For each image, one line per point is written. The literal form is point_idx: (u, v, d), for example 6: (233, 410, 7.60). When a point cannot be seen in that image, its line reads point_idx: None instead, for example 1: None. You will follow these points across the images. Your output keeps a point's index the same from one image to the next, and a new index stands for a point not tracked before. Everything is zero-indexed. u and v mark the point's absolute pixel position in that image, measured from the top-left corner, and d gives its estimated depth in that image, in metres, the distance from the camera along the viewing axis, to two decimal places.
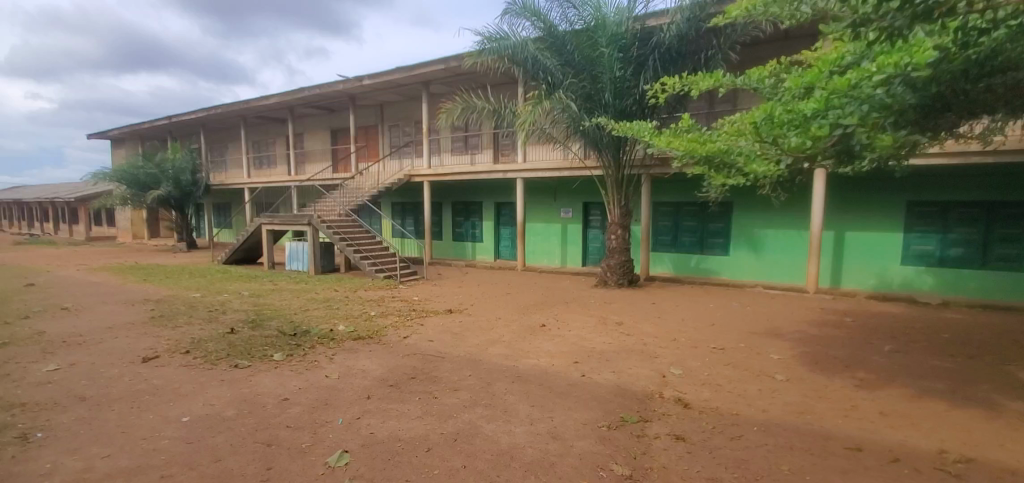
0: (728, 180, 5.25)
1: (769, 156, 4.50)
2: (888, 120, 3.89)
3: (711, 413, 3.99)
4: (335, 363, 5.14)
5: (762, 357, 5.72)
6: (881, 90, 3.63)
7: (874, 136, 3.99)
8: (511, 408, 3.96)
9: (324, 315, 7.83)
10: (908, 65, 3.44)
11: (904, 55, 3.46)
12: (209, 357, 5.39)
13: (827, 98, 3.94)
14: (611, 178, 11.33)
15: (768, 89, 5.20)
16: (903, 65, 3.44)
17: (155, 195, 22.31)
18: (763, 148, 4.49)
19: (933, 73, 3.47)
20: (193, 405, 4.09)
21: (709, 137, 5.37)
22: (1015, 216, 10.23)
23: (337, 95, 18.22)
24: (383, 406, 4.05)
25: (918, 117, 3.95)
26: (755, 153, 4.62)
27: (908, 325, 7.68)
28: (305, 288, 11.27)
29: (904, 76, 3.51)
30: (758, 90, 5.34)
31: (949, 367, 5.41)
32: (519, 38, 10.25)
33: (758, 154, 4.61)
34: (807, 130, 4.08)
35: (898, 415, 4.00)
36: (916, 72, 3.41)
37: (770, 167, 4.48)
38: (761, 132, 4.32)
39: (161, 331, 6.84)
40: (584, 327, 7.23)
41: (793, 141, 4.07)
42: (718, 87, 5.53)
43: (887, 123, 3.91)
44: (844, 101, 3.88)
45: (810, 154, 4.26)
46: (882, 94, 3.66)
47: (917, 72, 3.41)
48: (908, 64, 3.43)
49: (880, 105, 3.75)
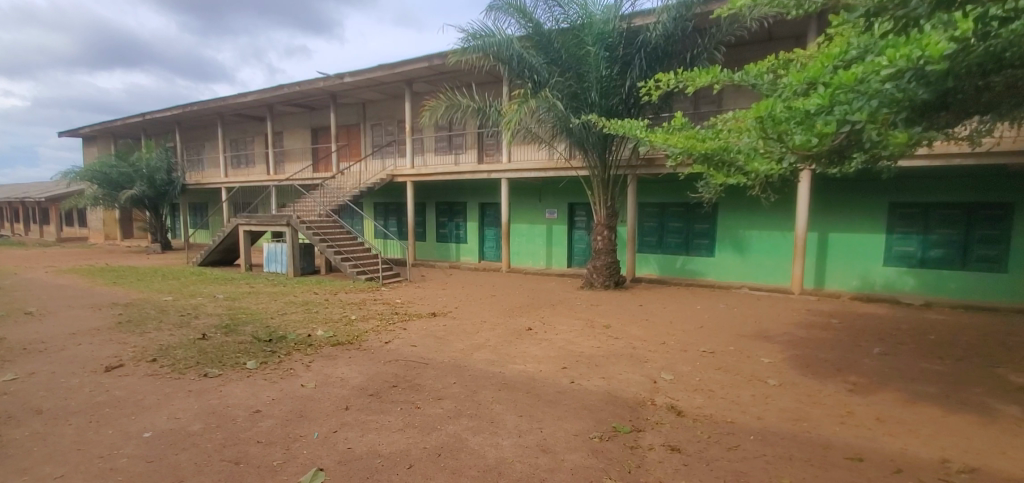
0: (729, 180, 4.88)
1: (770, 154, 4.26)
2: (899, 116, 3.70)
3: (706, 421, 3.85)
4: (313, 371, 4.89)
5: (753, 360, 5.62)
6: (890, 85, 3.53)
7: (886, 132, 3.76)
8: (498, 419, 3.77)
9: (302, 319, 7.53)
10: (919, 58, 3.32)
11: (915, 48, 3.33)
12: (177, 365, 5.08)
13: (832, 94, 3.75)
14: (598, 179, 11.21)
15: (767, 85, 5.11)
16: (915, 58, 3.32)
17: (127, 194, 21.57)
18: (767, 145, 4.26)
19: (950, 66, 3.27)
20: (157, 418, 3.80)
21: (706, 135, 5.20)
22: (993, 217, 10.42)
23: (318, 92, 17.81)
24: (362, 418, 3.82)
25: (921, 114, 3.77)
26: (757, 150, 4.46)
27: (893, 327, 7.70)
28: (283, 291, 10.90)
29: (917, 70, 3.37)
30: (756, 86, 5.24)
31: (937, 370, 5.39)
32: (504, 36, 10.06)
33: (761, 152, 4.39)
34: (812, 127, 3.90)
35: (894, 422, 3.91)
36: (930, 65, 3.26)
37: (772, 166, 4.23)
38: (766, 129, 4.17)
39: (127, 337, 6.47)
40: (571, 330, 7.07)
41: (798, 139, 3.88)
42: (715, 84, 5.39)
43: (898, 118, 3.71)
44: (850, 97, 3.71)
45: (814, 153, 4.06)
46: (891, 87, 3.53)
47: (932, 65, 3.26)
48: (920, 58, 3.30)
49: (890, 99, 3.60)
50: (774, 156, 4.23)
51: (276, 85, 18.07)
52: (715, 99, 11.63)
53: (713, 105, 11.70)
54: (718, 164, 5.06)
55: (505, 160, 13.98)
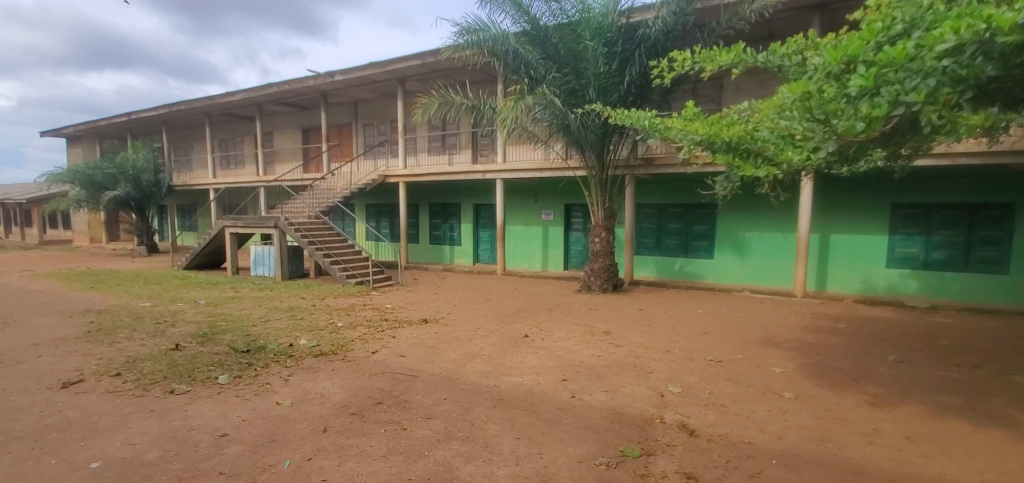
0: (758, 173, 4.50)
1: (807, 144, 3.91)
2: (964, 96, 3.19)
3: (721, 442, 3.50)
4: (291, 386, 4.49)
5: (764, 370, 5.28)
6: (947, 61, 2.94)
7: (949, 114, 3.27)
8: (492, 442, 3.40)
9: (286, 327, 7.12)
10: (985, 31, 2.80)
11: (978, 18, 2.82)
12: (141, 381, 4.67)
13: (876, 73, 3.19)
14: (595, 179, 10.87)
15: (795, 66, 4.71)
16: (979, 31, 2.81)
17: (111, 196, 21.03)
18: (806, 131, 3.91)
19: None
20: (109, 445, 3.41)
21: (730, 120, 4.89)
22: (996, 218, 10.16)
23: (308, 91, 17.39)
24: (342, 441, 3.44)
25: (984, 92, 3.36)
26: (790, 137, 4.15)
27: (904, 331, 7.39)
28: (269, 296, 10.48)
29: (982, 42, 2.85)
30: (783, 67, 4.83)
31: (958, 379, 5.07)
32: (499, 30, 9.71)
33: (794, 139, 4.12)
34: (857, 111, 3.44)
35: (926, 441, 3.57)
36: (1000, 36, 2.73)
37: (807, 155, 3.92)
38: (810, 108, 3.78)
39: (94, 348, 6.03)
40: (570, 337, 6.71)
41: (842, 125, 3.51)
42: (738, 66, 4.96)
43: (962, 98, 3.20)
44: (901, 75, 3.12)
45: (858, 140, 3.68)
46: (950, 64, 2.96)
47: (1002, 35, 2.74)
48: (987, 30, 2.79)
49: (953, 77, 3.00)
50: (812, 145, 3.87)
51: (265, 83, 17.62)
52: (713, 98, 11.40)
53: (712, 104, 11.49)
54: (744, 154, 4.72)
55: (500, 161, 13.65)
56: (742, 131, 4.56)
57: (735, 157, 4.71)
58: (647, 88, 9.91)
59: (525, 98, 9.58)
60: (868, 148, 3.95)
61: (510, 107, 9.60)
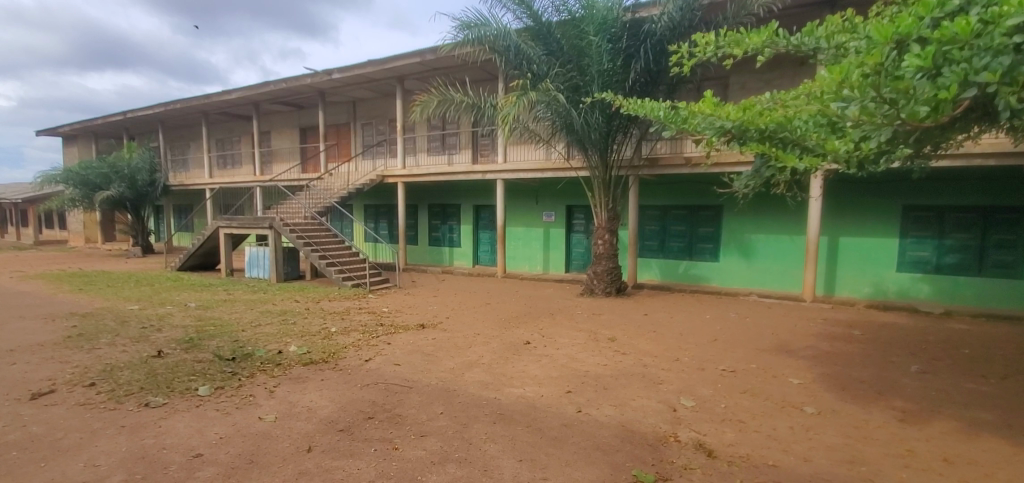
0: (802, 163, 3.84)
1: (856, 133, 3.47)
2: None
3: (741, 464, 3.20)
4: (275, 398, 4.18)
5: (781, 382, 4.97)
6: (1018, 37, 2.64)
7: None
8: (492, 465, 3.10)
9: (277, 332, 6.80)
10: None
11: None
12: (116, 392, 4.38)
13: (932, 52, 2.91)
14: (598, 179, 10.60)
15: (833, 50, 4.32)
16: None
17: (106, 196, 20.74)
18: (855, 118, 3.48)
19: None
20: (71, 467, 3.12)
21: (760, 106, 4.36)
22: (1012, 221, 9.83)
23: (305, 90, 17.10)
24: (326, 463, 3.14)
25: None
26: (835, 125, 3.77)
27: (922, 339, 7.08)
28: (262, 298, 10.15)
29: None
30: (820, 49, 4.42)
31: (989, 391, 4.76)
32: (500, 25, 9.43)
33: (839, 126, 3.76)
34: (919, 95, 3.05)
35: (967, 464, 3.26)
36: None
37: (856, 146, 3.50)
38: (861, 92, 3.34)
39: (72, 356, 5.73)
40: (574, 344, 6.39)
41: (902, 111, 3.08)
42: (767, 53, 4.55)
43: None
44: (967, 53, 2.82)
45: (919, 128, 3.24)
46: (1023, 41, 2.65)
47: None
48: None
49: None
50: (861, 134, 3.45)
51: (262, 82, 17.33)
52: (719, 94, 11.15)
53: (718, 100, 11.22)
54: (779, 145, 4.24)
55: (501, 161, 13.38)
56: (779, 117, 4.06)
57: (770, 147, 4.17)
58: (654, 85, 9.63)
59: (527, 94, 9.29)
60: (921, 137, 3.59)
61: (512, 103, 9.30)
